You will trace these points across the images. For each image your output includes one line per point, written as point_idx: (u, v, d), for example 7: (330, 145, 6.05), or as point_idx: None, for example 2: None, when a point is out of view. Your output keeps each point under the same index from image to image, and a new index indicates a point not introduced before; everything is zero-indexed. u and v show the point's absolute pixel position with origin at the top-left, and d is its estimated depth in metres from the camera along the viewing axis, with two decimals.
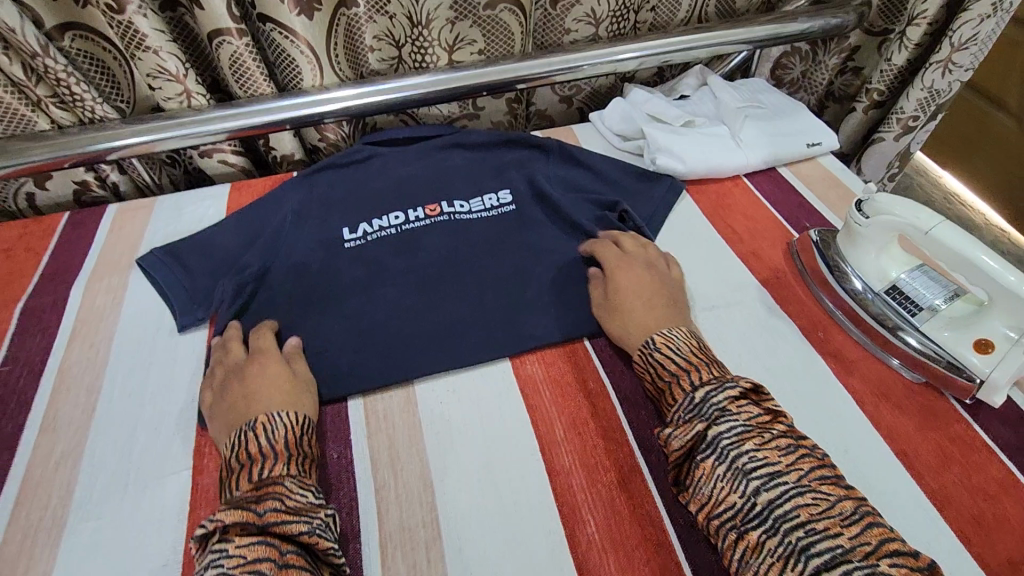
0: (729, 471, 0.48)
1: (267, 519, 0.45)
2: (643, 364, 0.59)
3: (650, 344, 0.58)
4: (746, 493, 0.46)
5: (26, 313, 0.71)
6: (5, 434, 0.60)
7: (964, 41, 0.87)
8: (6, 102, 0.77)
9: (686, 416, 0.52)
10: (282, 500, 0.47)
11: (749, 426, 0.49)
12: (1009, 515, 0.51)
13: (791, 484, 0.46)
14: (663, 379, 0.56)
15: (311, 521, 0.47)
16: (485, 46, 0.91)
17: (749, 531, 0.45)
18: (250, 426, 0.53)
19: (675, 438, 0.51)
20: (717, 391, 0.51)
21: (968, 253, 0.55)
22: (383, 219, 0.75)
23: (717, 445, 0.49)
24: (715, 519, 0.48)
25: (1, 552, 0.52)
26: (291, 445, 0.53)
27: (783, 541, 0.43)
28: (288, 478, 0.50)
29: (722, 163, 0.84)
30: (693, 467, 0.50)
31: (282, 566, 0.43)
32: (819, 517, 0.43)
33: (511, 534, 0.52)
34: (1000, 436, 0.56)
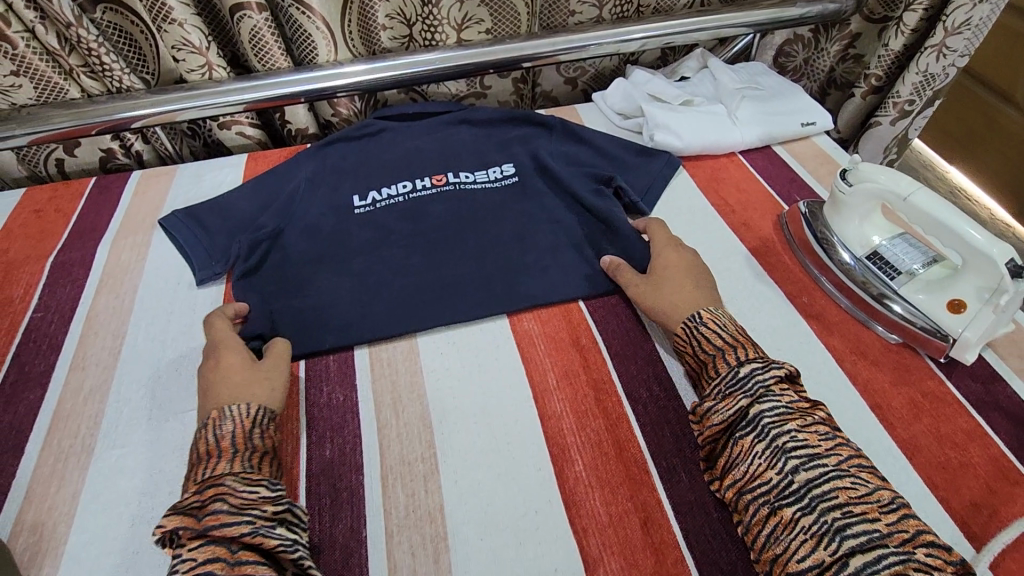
0: (769, 448, 0.48)
1: (206, 523, 0.44)
2: (685, 335, 0.58)
3: (695, 318, 0.58)
4: (783, 471, 0.46)
5: (57, 267, 0.76)
6: (39, 372, 0.65)
7: (957, 25, 0.90)
8: (41, 70, 0.82)
9: (727, 391, 0.52)
10: (225, 500, 0.46)
11: (791, 408, 0.50)
12: (974, 463, 0.54)
13: (831, 467, 0.46)
14: (706, 353, 0.56)
15: (256, 519, 0.46)
16: (492, 26, 0.95)
17: (783, 507, 0.45)
18: (203, 424, 0.53)
19: (716, 412, 0.51)
20: (763, 370, 0.52)
21: (942, 216, 0.58)
22: (391, 188, 0.78)
23: (759, 423, 0.49)
24: (747, 494, 0.48)
25: (34, 473, 0.57)
26: (238, 441, 0.51)
27: (818, 520, 0.43)
28: (230, 476, 0.48)
29: (719, 140, 0.87)
30: (731, 442, 0.50)
31: (234, 564, 0.43)
32: (857, 501, 0.44)
33: (504, 468, 0.56)
34: (970, 391, 0.60)
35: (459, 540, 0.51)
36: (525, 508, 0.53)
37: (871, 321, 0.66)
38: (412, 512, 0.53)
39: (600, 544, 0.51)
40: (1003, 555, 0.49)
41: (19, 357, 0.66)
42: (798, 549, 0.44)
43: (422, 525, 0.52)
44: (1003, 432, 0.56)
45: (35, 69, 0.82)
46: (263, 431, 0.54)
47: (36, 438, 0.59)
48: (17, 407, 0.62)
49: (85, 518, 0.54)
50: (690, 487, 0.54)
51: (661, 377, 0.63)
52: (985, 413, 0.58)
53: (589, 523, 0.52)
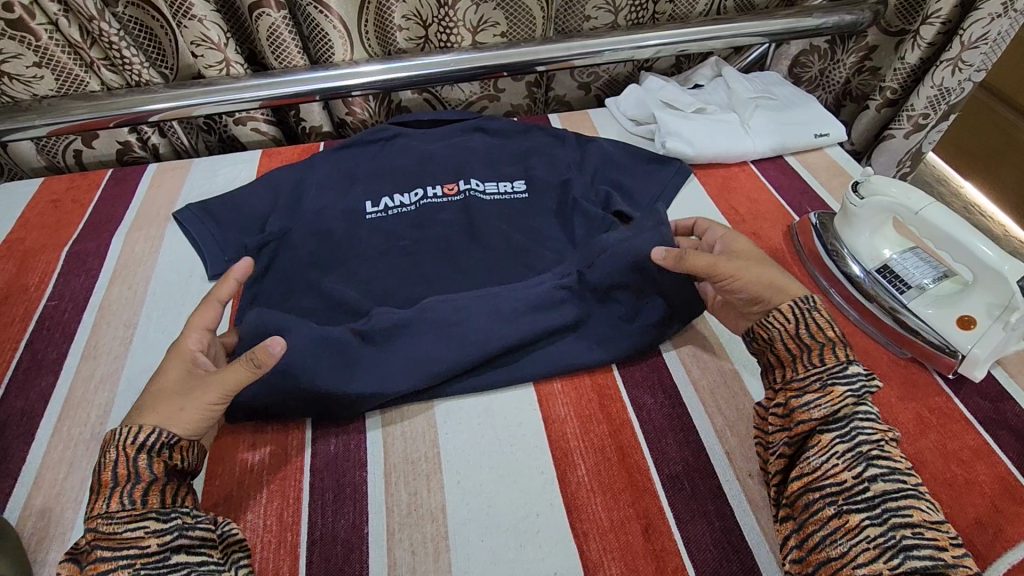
0: (852, 452, 0.47)
1: (87, 572, 0.44)
2: (790, 312, 0.55)
3: (809, 300, 0.56)
4: (862, 477, 0.46)
5: (72, 256, 0.77)
6: (52, 359, 0.66)
7: (974, 40, 0.90)
8: (62, 62, 0.84)
9: (827, 383, 0.50)
10: (102, 545, 0.45)
11: (880, 420, 0.50)
12: (980, 480, 0.54)
13: (908, 485, 0.46)
14: (813, 339, 0.53)
15: (134, 562, 0.44)
16: (507, 29, 0.96)
17: (850, 513, 0.45)
18: (99, 448, 0.49)
19: (810, 404, 0.50)
20: (872, 374, 0.51)
21: (952, 231, 0.58)
22: (403, 195, 0.78)
23: (851, 426, 0.48)
24: (814, 491, 0.47)
25: (44, 458, 0.58)
26: (122, 471, 0.47)
27: (885, 533, 0.43)
28: (103, 518, 0.45)
29: (730, 150, 0.87)
30: (813, 437, 0.49)
31: None
32: (928, 523, 0.44)
33: (505, 471, 0.56)
34: (978, 408, 0.59)
35: (459, 540, 0.52)
36: (527, 510, 0.53)
37: (879, 334, 0.66)
38: (414, 510, 0.53)
39: (601, 549, 0.51)
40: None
41: (32, 344, 0.67)
42: (857, 556, 0.43)
43: (423, 524, 0.53)
44: (1011, 451, 0.56)
45: (56, 61, 0.84)
46: (152, 457, 0.48)
47: (46, 424, 0.60)
48: (28, 393, 0.63)
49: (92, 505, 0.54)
50: (693, 495, 0.54)
51: (665, 384, 0.63)
52: (993, 430, 0.58)
53: (591, 528, 0.52)
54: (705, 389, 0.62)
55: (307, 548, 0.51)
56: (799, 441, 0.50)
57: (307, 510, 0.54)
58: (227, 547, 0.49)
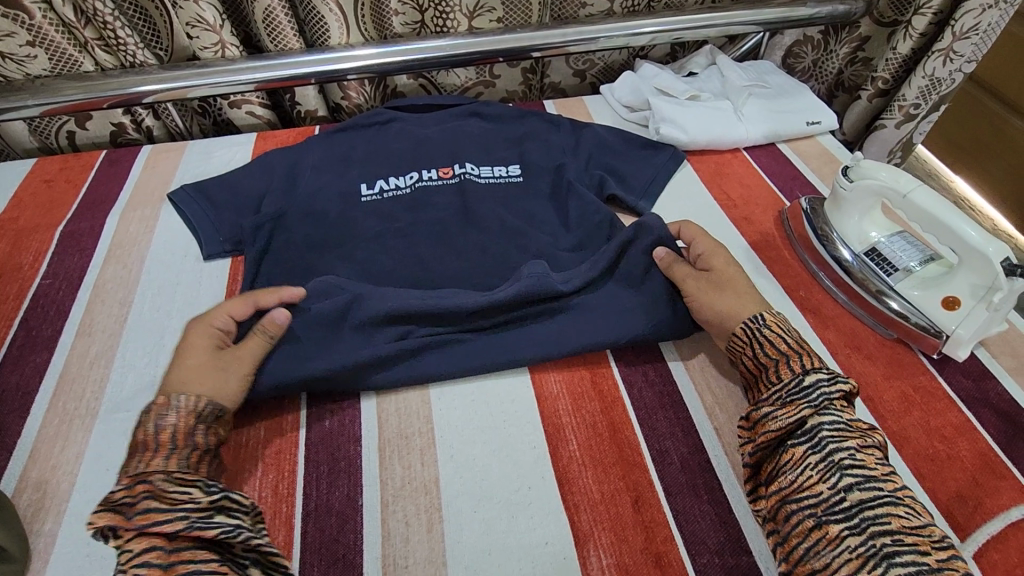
0: (822, 462, 0.47)
1: (138, 521, 0.44)
2: (742, 334, 0.57)
3: (758, 319, 0.57)
4: (836, 487, 0.46)
5: (66, 236, 0.77)
6: (46, 336, 0.66)
7: (965, 30, 0.91)
8: (55, 41, 0.83)
9: (788, 397, 0.51)
10: (154, 498, 0.45)
11: (851, 426, 0.50)
12: (962, 456, 0.55)
13: (885, 492, 0.46)
14: (767, 356, 0.55)
15: (189, 514, 0.45)
16: (503, 15, 0.97)
17: (829, 523, 0.45)
18: (146, 411, 0.50)
19: (773, 419, 0.51)
20: (829, 382, 0.51)
21: (938, 213, 0.59)
22: (399, 178, 0.78)
23: (817, 436, 0.49)
24: (791, 504, 0.47)
25: (40, 432, 0.58)
26: (180, 435, 0.50)
27: (865, 542, 0.43)
28: (161, 475, 0.47)
29: (723, 136, 0.88)
30: (782, 450, 0.50)
31: (170, 553, 0.44)
32: (909, 530, 0.44)
33: (499, 445, 0.57)
34: (962, 388, 0.60)
35: (452, 512, 0.52)
36: (519, 483, 0.54)
37: (868, 316, 0.67)
38: (409, 483, 0.54)
39: (591, 520, 0.52)
40: (986, 546, 0.50)
41: (27, 321, 0.67)
42: (841, 566, 0.43)
43: (417, 496, 0.53)
44: (992, 427, 0.57)
45: (49, 40, 0.83)
46: (207, 428, 0.51)
47: (41, 399, 0.60)
48: (23, 368, 0.63)
49: (89, 478, 0.55)
50: (682, 470, 0.55)
51: (657, 362, 0.64)
52: (975, 408, 0.59)
53: (581, 500, 0.53)
54: (695, 367, 0.63)
55: (302, 519, 0.52)
56: (772, 454, 0.51)
57: (303, 482, 0.54)
58: (256, 517, 0.49)
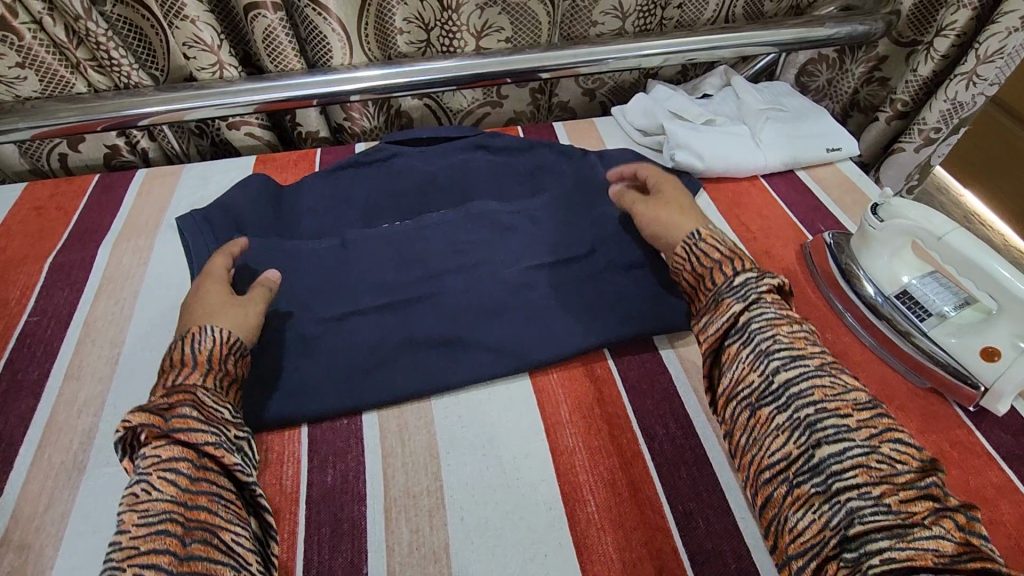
0: (753, 352, 0.50)
1: (174, 424, 0.47)
2: (682, 252, 0.60)
3: (694, 237, 0.60)
4: (765, 372, 0.49)
5: (55, 268, 0.73)
6: (33, 380, 0.62)
7: (990, 53, 0.88)
8: (46, 62, 0.80)
9: (721, 300, 0.54)
10: (193, 408, 0.48)
11: (780, 314, 0.52)
12: (1004, 520, 0.52)
13: (811, 367, 0.48)
14: (704, 266, 0.58)
15: (221, 433, 0.48)
16: (512, 35, 0.94)
17: (762, 408, 0.48)
18: (182, 336, 0.54)
19: (708, 325, 0.54)
20: (757, 280, 0.54)
21: (977, 259, 0.55)
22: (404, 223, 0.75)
23: (747, 330, 0.51)
24: (733, 399, 0.51)
25: (23, 489, 0.54)
26: (213, 361, 0.53)
27: (790, 416, 0.46)
28: (202, 390, 0.50)
29: (741, 163, 0.85)
30: (722, 353, 0.53)
31: (199, 467, 0.46)
32: (832, 399, 0.46)
33: (512, 505, 0.53)
34: (1002, 443, 0.57)
35: None
36: (534, 551, 0.51)
37: (897, 361, 0.63)
38: (416, 548, 0.51)
39: None
40: None
41: (12, 363, 0.64)
42: (771, 446, 0.46)
43: (425, 565, 0.50)
44: None
45: (40, 61, 0.80)
46: (235, 362, 0.55)
47: (26, 451, 0.57)
48: (8, 416, 0.59)
49: (74, 541, 0.51)
50: (708, 535, 0.52)
51: (678, 413, 0.60)
52: (1016, 466, 0.55)
53: (601, 570, 0.50)
54: None
55: None
56: (717, 358, 0.54)
57: (303, 546, 0.51)
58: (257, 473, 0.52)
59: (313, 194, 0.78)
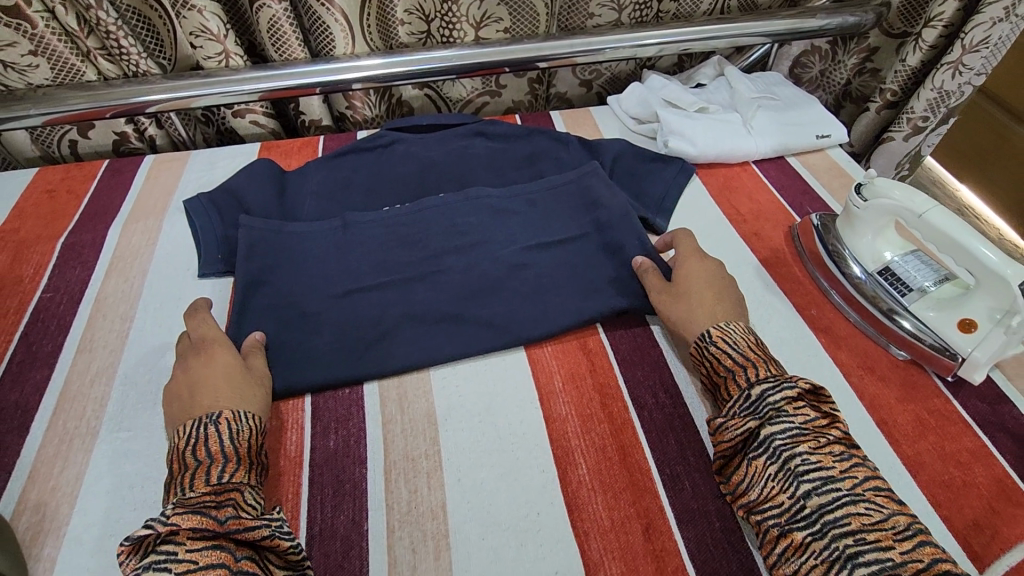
0: (780, 471, 0.47)
1: (229, 525, 0.45)
2: (697, 354, 0.58)
3: (705, 337, 0.57)
4: (796, 495, 0.46)
5: (67, 248, 0.76)
6: (47, 352, 0.65)
7: (975, 43, 0.90)
8: (58, 51, 0.83)
9: (739, 411, 0.51)
10: (239, 508, 0.47)
11: (804, 429, 0.49)
12: (977, 483, 0.54)
13: (843, 491, 0.45)
14: (719, 372, 0.56)
15: (271, 524, 0.47)
16: (510, 25, 0.96)
17: (794, 531, 0.45)
18: (216, 423, 0.51)
19: (726, 432, 0.51)
20: (775, 390, 0.51)
21: (954, 234, 0.57)
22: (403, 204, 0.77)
23: (771, 446, 0.49)
24: (759, 514, 0.48)
25: (39, 452, 0.57)
26: (252, 455, 0.52)
27: (829, 546, 0.43)
28: (248, 490, 0.49)
29: (732, 149, 0.87)
30: (744, 463, 0.50)
31: (235, 572, 0.43)
32: (870, 528, 0.43)
33: (506, 469, 0.56)
34: (977, 411, 0.59)
35: (460, 538, 0.51)
36: (527, 509, 0.53)
37: (879, 336, 0.66)
38: (414, 508, 0.53)
39: (601, 549, 0.51)
40: None
41: (27, 336, 0.66)
42: (808, 573, 0.44)
43: (423, 522, 0.52)
44: (1009, 453, 0.56)
45: (52, 50, 0.82)
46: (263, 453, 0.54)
47: (41, 417, 0.59)
48: (23, 385, 0.62)
49: (88, 500, 0.54)
50: (693, 496, 0.54)
51: (668, 383, 0.63)
52: (990, 432, 0.58)
53: (591, 528, 0.52)
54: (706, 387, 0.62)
55: (307, 542, 0.51)
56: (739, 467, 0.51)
57: (307, 505, 0.53)
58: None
59: (316, 177, 0.80)
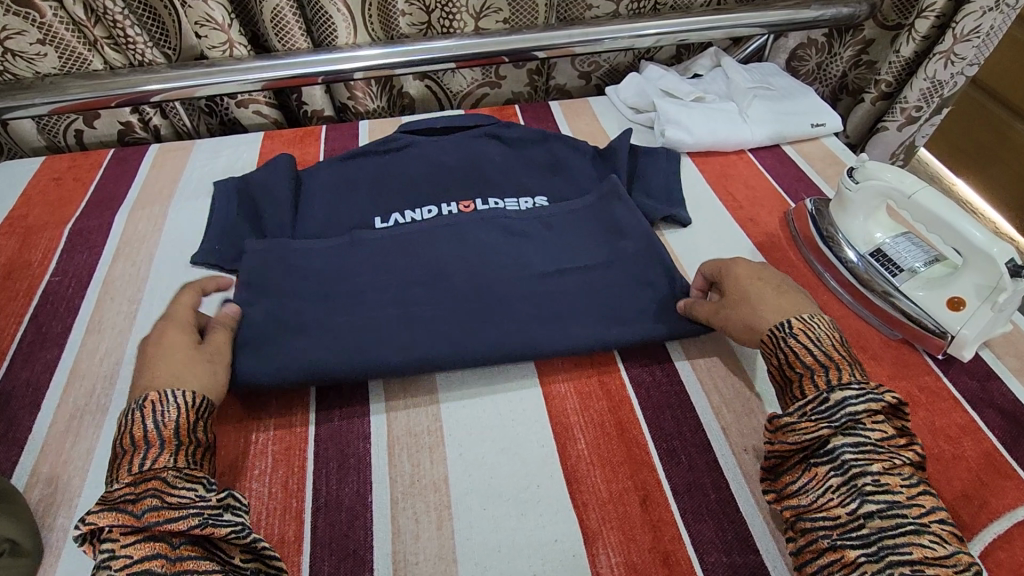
0: (845, 485, 0.46)
1: (148, 520, 0.44)
2: (771, 343, 0.55)
3: (785, 328, 0.55)
4: (855, 512, 0.45)
5: (74, 234, 0.77)
6: (56, 333, 0.66)
7: (966, 32, 0.92)
8: (66, 40, 0.84)
9: (812, 414, 0.50)
10: (160, 497, 0.45)
11: (878, 448, 0.47)
12: (966, 456, 0.56)
13: (909, 518, 0.44)
14: (793, 370, 0.53)
15: (200, 511, 0.45)
16: (510, 16, 0.98)
17: (846, 547, 0.44)
18: (138, 409, 0.50)
19: (793, 433, 0.50)
20: (857, 401, 0.49)
21: (943, 213, 0.59)
22: (415, 212, 0.76)
23: (840, 457, 0.47)
24: (809, 522, 0.47)
25: (51, 428, 0.58)
26: (181, 432, 0.50)
27: (883, 570, 0.42)
28: (171, 471, 0.47)
29: (728, 138, 0.89)
30: (805, 467, 0.49)
31: (173, 561, 0.43)
32: (931, 561, 0.42)
33: (507, 444, 0.57)
34: (966, 388, 0.61)
35: (461, 509, 0.53)
36: (527, 481, 0.54)
37: (873, 317, 0.67)
38: (417, 480, 0.55)
39: (600, 518, 0.52)
40: (992, 545, 0.50)
41: (36, 318, 0.67)
42: None
43: (426, 494, 0.54)
44: (997, 428, 0.58)
45: (60, 39, 0.84)
46: (202, 423, 0.52)
47: (51, 394, 0.61)
48: (34, 364, 0.63)
49: (99, 473, 0.55)
50: (689, 468, 0.55)
51: (665, 362, 0.64)
52: (980, 408, 0.59)
53: (590, 499, 0.53)
54: (702, 366, 0.64)
55: (313, 513, 0.53)
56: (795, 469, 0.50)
57: (312, 478, 0.55)
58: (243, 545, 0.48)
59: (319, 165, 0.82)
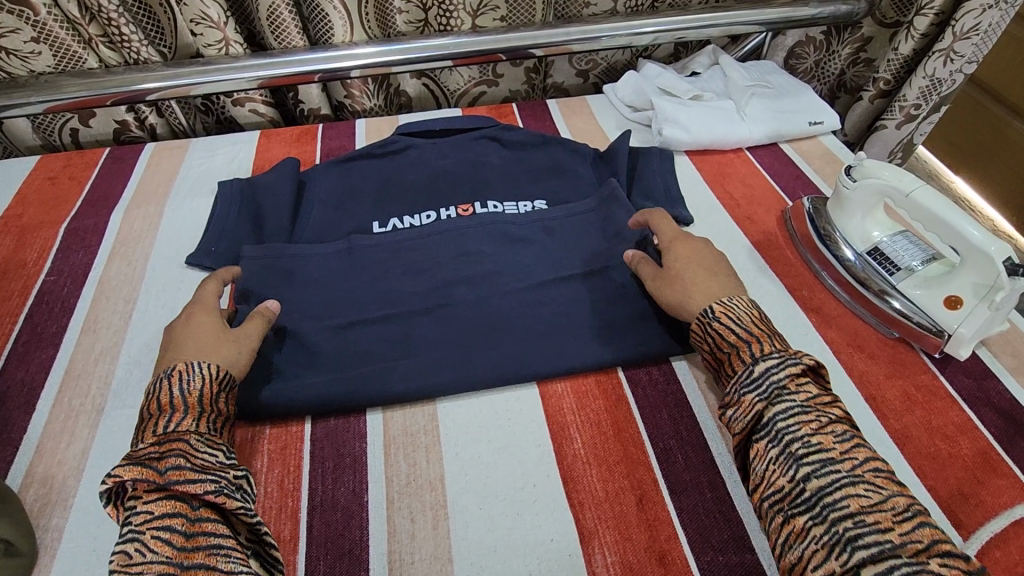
0: (782, 454, 0.46)
1: (169, 477, 0.44)
2: (699, 330, 0.56)
3: (707, 314, 0.56)
4: (795, 478, 0.45)
5: (69, 234, 0.77)
6: (52, 333, 0.66)
7: (965, 30, 0.91)
8: (61, 38, 0.84)
9: (742, 391, 0.50)
10: (183, 457, 0.46)
11: (805, 408, 0.47)
12: (962, 454, 0.56)
13: (843, 472, 0.44)
14: (722, 350, 0.54)
15: (218, 479, 0.46)
16: (507, 14, 0.97)
17: (795, 515, 0.44)
18: (166, 375, 0.51)
19: (734, 418, 0.50)
20: (778, 368, 0.49)
21: (941, 212, 0.59)
22: (414, 218, 0.75)
23: (773, 427, 0.47)
24: (762, 500, 0.46)
25: (46, 428, 0.58)
26: (204, 401, 0.50)
27: (829, 530, 0.42)
28: (195, 435, 0.48)
29: (726, 136, 0.88)
30: (749, 447, 0.49)
31: (192, 522, 0.43)
32: (869, 510, 0.41)
33: (504, 443, 0.57)
34: (963, 387, 0.61)
35: (457, 508, 0.53)
36: (524, 481, 0.54)
37: (869, 315, 0.67)
38: (413, 480, 0.55)
39: (596, 517, 0.52)
40: (989, 544, 0.50)
41: (31, 318, 0.67)
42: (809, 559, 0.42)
43: (422, 494, 0.54)
44: (993, 427, 0.58)
45: (55, 37, 0.83)
46: (225, 396, 0.52)
47: (46, 394, 0.61)
48: (29, 364, 0.63)
49: (95, 473, 0.55)
50: (686, 468, 0.55)
51: (661, 361, 0.64)
52: (976, 407, 0.59)
53: (586, 498, 0.53)
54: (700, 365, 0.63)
55: (308, 512, 0.52)
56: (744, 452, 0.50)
57: (308, 478, 0.55)
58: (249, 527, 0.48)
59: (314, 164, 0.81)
